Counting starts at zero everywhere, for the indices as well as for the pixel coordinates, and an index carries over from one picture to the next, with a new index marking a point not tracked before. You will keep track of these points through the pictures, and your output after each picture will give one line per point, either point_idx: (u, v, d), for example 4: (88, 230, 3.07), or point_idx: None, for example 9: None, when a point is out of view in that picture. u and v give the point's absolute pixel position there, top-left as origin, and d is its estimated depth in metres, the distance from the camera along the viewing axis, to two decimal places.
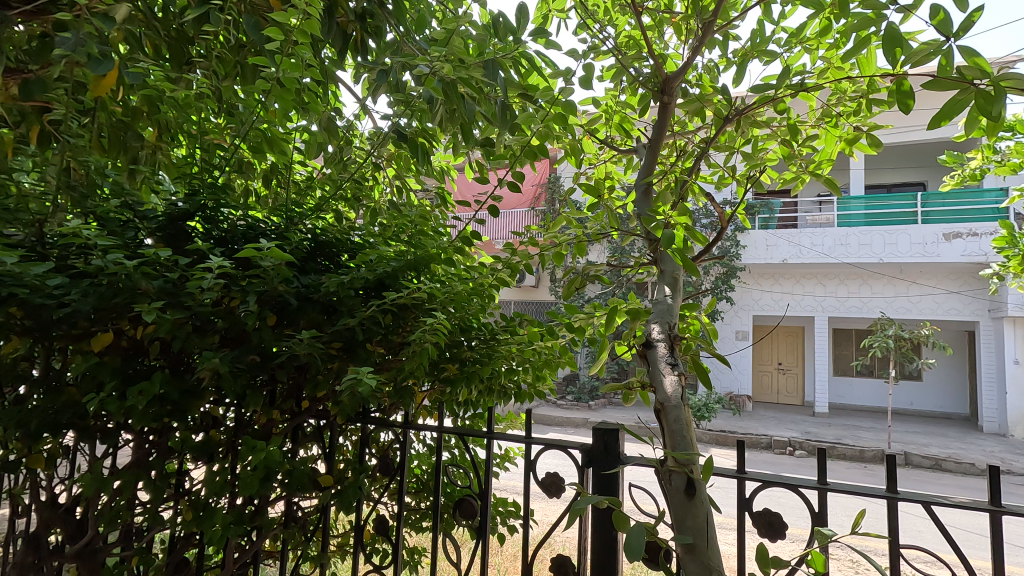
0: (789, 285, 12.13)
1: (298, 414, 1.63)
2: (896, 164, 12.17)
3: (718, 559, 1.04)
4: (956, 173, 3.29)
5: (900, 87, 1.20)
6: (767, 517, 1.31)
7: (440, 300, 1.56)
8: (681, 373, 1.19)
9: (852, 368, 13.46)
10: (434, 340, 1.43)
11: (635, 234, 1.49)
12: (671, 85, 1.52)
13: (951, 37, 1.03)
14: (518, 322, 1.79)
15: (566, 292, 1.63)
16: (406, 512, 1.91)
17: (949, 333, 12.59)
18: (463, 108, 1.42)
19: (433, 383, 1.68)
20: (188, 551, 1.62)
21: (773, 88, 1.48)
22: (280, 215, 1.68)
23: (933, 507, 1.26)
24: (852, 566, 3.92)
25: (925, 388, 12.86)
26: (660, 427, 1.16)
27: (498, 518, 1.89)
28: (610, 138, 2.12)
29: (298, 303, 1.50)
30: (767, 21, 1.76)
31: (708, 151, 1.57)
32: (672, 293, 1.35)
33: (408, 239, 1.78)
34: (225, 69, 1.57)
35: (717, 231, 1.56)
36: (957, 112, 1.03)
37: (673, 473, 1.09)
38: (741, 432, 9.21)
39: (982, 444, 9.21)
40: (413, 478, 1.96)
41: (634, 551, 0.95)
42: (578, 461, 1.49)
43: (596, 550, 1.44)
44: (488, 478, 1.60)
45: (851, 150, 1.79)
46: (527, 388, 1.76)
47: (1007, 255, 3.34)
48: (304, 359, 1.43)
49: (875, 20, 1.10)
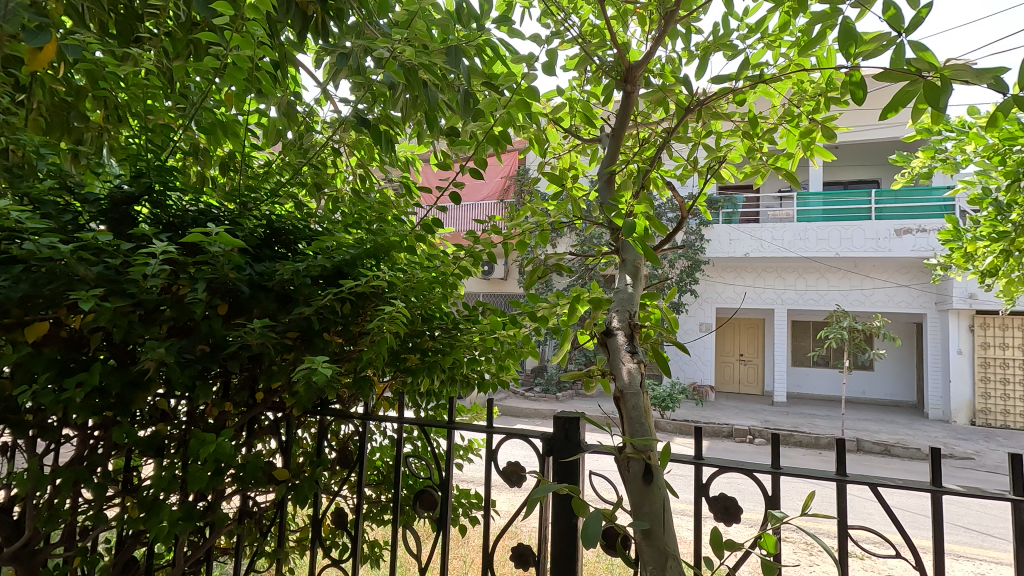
0: (751, 278, 12.46)
1: (253, 406, 1.59)
2: (854, 162, 12.57)
3: (674, 544, 1.05)
4: (906, 168, 3.40)
5: (853, 79, 1.24)
6: (723, 501, 1.34)
7: (400, 288, 1.52)
8: (640, 361, 1.19)
9: (809, 359, 13.96)
10: (393, 329, 1.40)
11: (599, 224, 1.47)
12: (634, 73, 1.51)
13: (902, 32, 1.05)
14: (481, 311, 1.74)
15: (528, 281, 1.58)
16: (367, 505, 1.88)
17: (899, 325, 13.20)
18: (425, 94, 1.38)
19: (395, 373, 1.64)
20: (136, 550, 1.56)
21: (734, 80, 1.49)
22: (234, 201, 1.61)
23: (879, 489, 1.30)
24: (805, 548, 4.07)
25: (876, 377, 13.43)
26: (620, 416, 1.16)
27: (461, 510, 1.86)
28: (575, 128, 2.08)
29: (251, 291, 1.44)
30: (732, 16, 1.77)
31: (670, 141, 1.53)
32: (633, 282, 1.34)
33: (368, 226, 1.74)
34: (175, 47, 1.39)
35: (679, 221, 1.53)
36: (906, 103, 1.07)
37: (631, 459, 1.08)
38: (703, 422, 9.49)
39: (928, 431, 9.63)
40: (375, 470, 1.93)
41: (592, 538, 0.94)
42: (539, 450, 1.49)
43: (556, 539, 1.44)
44: (450, 469, 1.58)
45: (811, 148, 1.82)
46: (490, 378, 1.71)
47: (952, 249, 3.41)
48: (256, 349, 1.38)
49: (831, 15, 1.12)
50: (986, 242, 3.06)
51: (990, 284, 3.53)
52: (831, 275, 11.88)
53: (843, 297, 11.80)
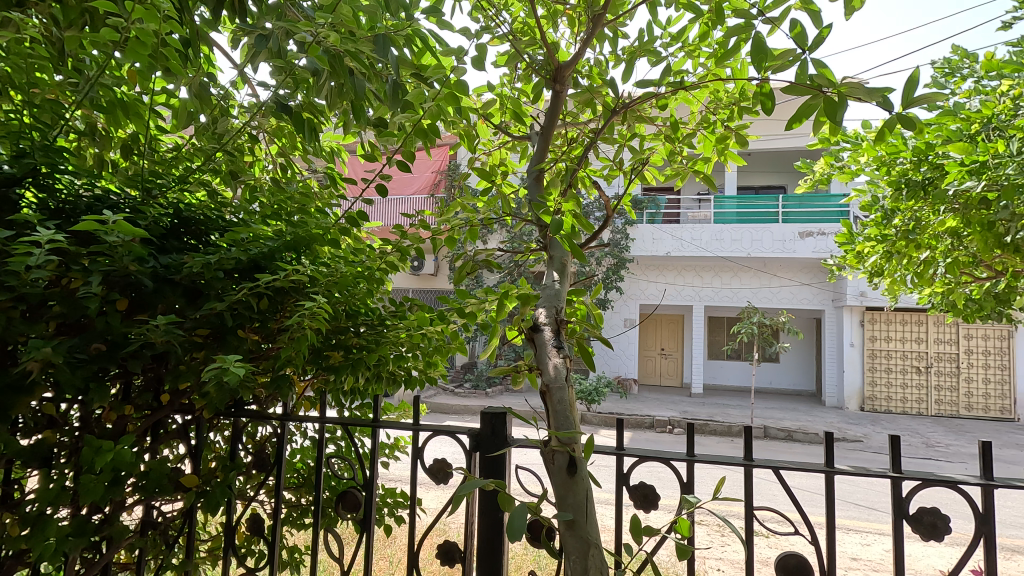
0: (672, 276, 13.07)
1: (157, 409, 1.47)
2: (764, 169, 13.48)
3: (595, 532, 1.08)
4: (809, 176, 3.68)
5: (763, 90, 1.32)
6: (643, 489, 1.39)
7: (323, 284, 1.46)
8: (566, 356, 1.21)
9: (723, 352, 14.85)
10: (314, 326, 1.34)
11: (527, 220, 1.49)
12: (563, 73, 1.53)
13: (806, 49, 1.14)
14: (408, 307, 1.71)
15: (457, 277, 1.57)
16: (286, 509, 1.80)
17: (801, 320, 14.33)
18: (352, 84, 1.34)
19: (316, 372, 1.58)
20: (17, 572, 1.40)
21: (656, 85, 1.55)
22: (138, 187, 1.48)
23: (781, 472, 1.40)
24: (718, 530, 4.33)
25: (782, 368, 14.52)
26: (545, 410, 1.17)
27: (386, 510, 1.82)
28: (505, 125, 2.08)
29: (155, 285, 1.33)
30: (655, 23, 1.83)
31: (596, 142, 1.58)
32: (560, 279, 1.37)
33: (289, 218, 1.66)
34: (67, 15, 1.25)
35: (604, 220, 1.58)
36: (808, 116, 1.16)
37: (556, 452, 1.10)
38: (627, 414, 9.86)
39: (825, 417, 10.54)
40: (294, 473, 1.85)
41: (517, 531, 0.95)
42: (466, 446, 1.48)
43: (483, 534, 1.44)
44: (375, 468, 1.54)
45: (726, 153, 1.93)
46: (418, 374, 1.69)
47: (846, 251, 3.74)
48: (160, 348, 1.28)
49: (745, 28, 1.19)
50: (874, 244, 3.37)
51: (877, 283, 3.90)
52: (744, 274, 12.69)
53: (754, 295, 12.64)
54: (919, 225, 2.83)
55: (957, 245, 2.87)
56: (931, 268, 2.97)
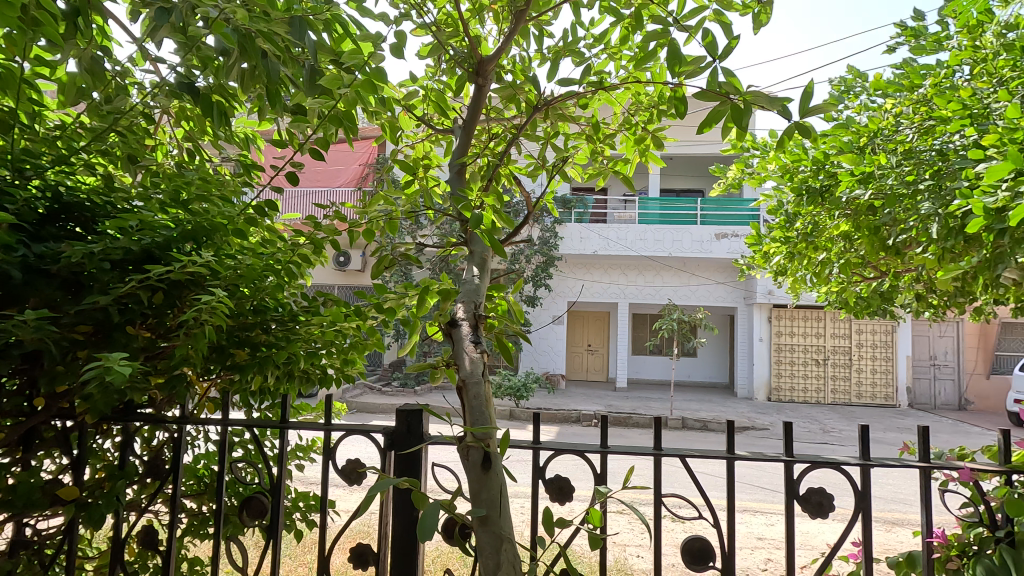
0: (598, 274, 13.43)
1: (31, 415, 1.33)
2: (685, 173, 14.16)
3: (508, 526, 1.09)
4: (723, 180, 3.88)
5: (677, 94, 1.38)
6: (558, 482, 1.41)
7: (225, 277, 1.38)
8: (483, 351, 1.21)
9: (646, 347, 15.48)
10: (214, 322, 1.26)
11: (447, 214, 1.46)
12: (486, 67, 1.52)
13: (716, 58, 1.19)
14: (321, 302, 1.63)
15: (374, 271, 1.52)
16: (186, 519, 1.67)
17: (717, 317, 15.19)
18: (265, 67, 1.26)
19: (220, 371, 1.48)
20: None
21: (577, 85, 1.57)
22: (9, 167, 1.33)
23: (687, 460, 1.46)
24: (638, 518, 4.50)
25: (699, 362, 15.33)
26: (462, 405, 1.16)
27: (297, 514, 1.74)
28: (429, 117, 2.04)
29: (27, 276, 1.20)
30: (579, 24, 1.87)
31: (519, 138, 1.58)
32: (480, 274, 1.36)
33: (187, 204, 1.52)
34: None
35: (525, 216, 1.59)
36: (717, 121, 1.21)
37: (471, 447, 1.09)
38: (555, 409, 10.05)
39: (736, 407, 11.24)
40: (196, 479, 1.72)
41: (429, 530, 0.94)
42: (381, 445, 1.44)
43: (398, 534, 1.41)
44: (283, 471, 1.47)
45: (647, 154, 1.98)
46: (334, 373, 1.62)
47: (755, 251, 3.99)
48: (32, 346, 1.15)
49: (661, 34, 1.24)
50: (779, 245, 3.62)
51: (783, 282, 4.19)
52: (665, 273, 13.27)
53: (674, 292, 13.24)
54: (816, 228, 3.08)
55: (848, 248, 3.04)
56: (827, 268, 3.23)
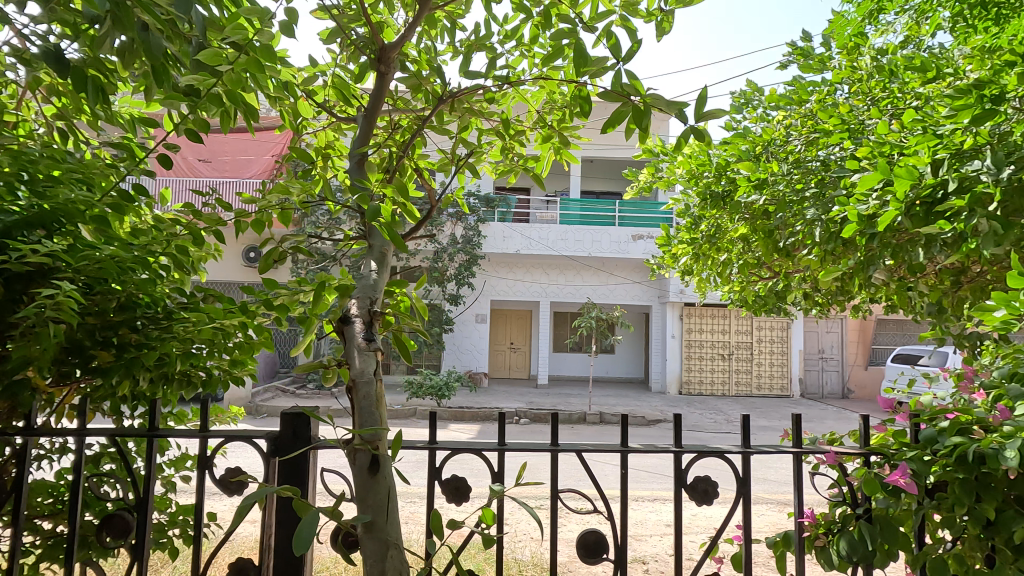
0: (521, 273, 13.56)
1: None
2: (605, 176, 14.62)
3: (396, 532, 1.05)
4: (635, 184, 4.01)
5: (582, 95, 1.41)
6: (455, 482, 1.39)
7: (80, 268, 1.24)
8: (377, 349, 1.15)
9: (567, 345, 15.85)
10: (63, 320, 1.13)
11: (344, 205, 1.39)
12: (388, 55, 1.47)
13: (620, 60, 1.22)
14: (203, 299, 1.51)
15: (263, 265, 1.42)
16: (36, 543, 1.50)
17: (633, 315, 15.83)
18: (148, 42, 1.12)
19: (77, 374, 1.34)
20: None
21: (483, 79, 1.57)
22: None
23: (583, 455, 1.49)
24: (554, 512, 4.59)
25: (617, 359, 15.91)
26: (350, 406, 1.12)
27: (173, 529, 1.60)
28: (332, 105, 1.95)
29: None
30: (491, 20, 1.85)
31: (423, 129, 1.54)
32: (379, 268, 1.30)
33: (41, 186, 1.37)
34: None
35: (428, 209, 1.54)
36: (621, 122, 1.24)
37: (358, 451, 1.04)
38: (476, 407, 10.05)
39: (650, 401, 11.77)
40: (50, 497, 1.55)
41: (307, 542, 0.88)
42: (265, 451, 1.35)
43: (281, 544, 1.33)
44: (150, 484, 1.36)
45: (561, 153, 1.98)
46: (220, 375, 1.51)
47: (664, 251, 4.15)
48: None
49: (569, 34, 1.25)
50: (686, 246, 3.80)
51: (690, 281, 4.42)
52: (585, 272, 13.65)
53: (593, 291, 13.65)
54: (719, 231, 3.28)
55: (748, 250, 3.28)
56: (727, 268, 3.43)
